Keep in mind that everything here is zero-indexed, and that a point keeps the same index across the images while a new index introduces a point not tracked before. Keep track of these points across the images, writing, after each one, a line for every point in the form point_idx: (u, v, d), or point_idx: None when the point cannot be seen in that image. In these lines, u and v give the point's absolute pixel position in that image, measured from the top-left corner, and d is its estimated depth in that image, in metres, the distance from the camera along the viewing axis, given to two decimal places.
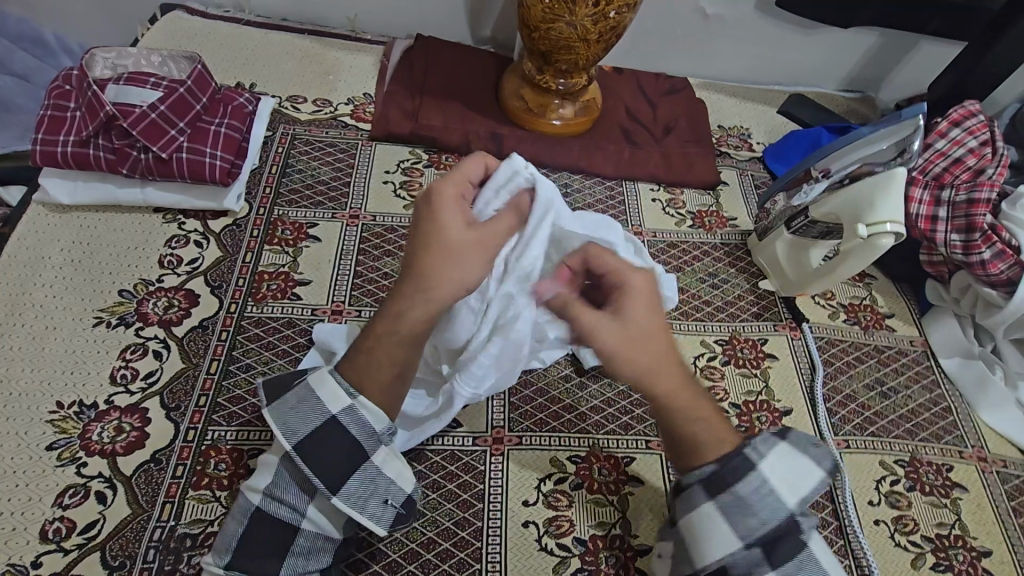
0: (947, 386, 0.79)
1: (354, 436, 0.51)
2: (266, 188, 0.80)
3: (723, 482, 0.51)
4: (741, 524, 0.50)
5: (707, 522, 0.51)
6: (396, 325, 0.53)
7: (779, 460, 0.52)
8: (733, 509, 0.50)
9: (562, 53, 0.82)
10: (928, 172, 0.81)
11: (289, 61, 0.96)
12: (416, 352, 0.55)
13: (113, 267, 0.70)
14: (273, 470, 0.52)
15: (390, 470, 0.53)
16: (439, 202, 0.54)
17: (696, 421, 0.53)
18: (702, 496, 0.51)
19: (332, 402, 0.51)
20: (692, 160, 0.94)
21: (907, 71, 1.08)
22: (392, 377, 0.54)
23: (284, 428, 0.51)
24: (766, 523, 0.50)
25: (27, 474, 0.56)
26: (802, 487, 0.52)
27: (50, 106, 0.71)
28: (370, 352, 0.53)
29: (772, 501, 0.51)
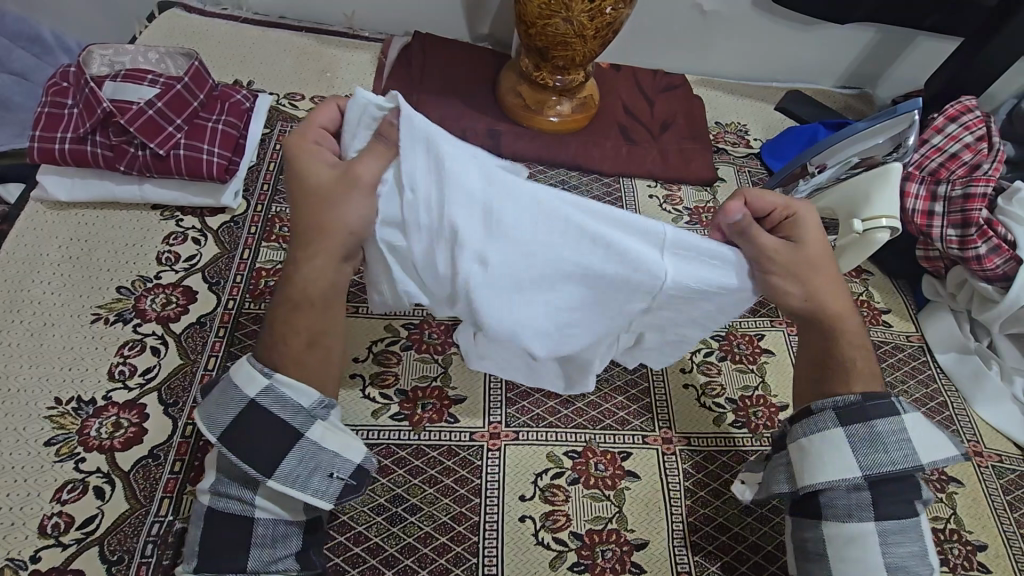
0: (943, 381, 0.79)
1: (277, 416, 0.50)
2: (264, 185, 0.80)
3: (862, 413, 0.54)
4: (868, 456, 0.53)
5: (833, 444, 0.54)
6: (295, 287, 0.53)
7: (920, 423, 0.55)
8: (864, 440, 0.53)
9: (559, 50, 0.82)
10: (924, 168, 0.82)
11: (287, 58, 0.97)
12: (328, 315, 0.54)
13: (111, 264, 0.71)
14: (214, 465, 0.52)
15: (332, 444, 0.52)
16: (301, 156, 0.53)
17: (851, 338, 0.58)
18: (834, 420, 0.55)
19: (249, 384, 0.51)
20: (690, 157, 0.94)
21: (904, 68, 1.08)
22: (307, 345, 0.53)
23: (209, 422, 0.51)
24: (895, 462, 0.53)
25: (26, 469, 0.57)
26: (937, 455, 0.54)
27: (48, 103, 0.72)
28: (285, 322, 0.53)
29: (907, 447, 0.53)
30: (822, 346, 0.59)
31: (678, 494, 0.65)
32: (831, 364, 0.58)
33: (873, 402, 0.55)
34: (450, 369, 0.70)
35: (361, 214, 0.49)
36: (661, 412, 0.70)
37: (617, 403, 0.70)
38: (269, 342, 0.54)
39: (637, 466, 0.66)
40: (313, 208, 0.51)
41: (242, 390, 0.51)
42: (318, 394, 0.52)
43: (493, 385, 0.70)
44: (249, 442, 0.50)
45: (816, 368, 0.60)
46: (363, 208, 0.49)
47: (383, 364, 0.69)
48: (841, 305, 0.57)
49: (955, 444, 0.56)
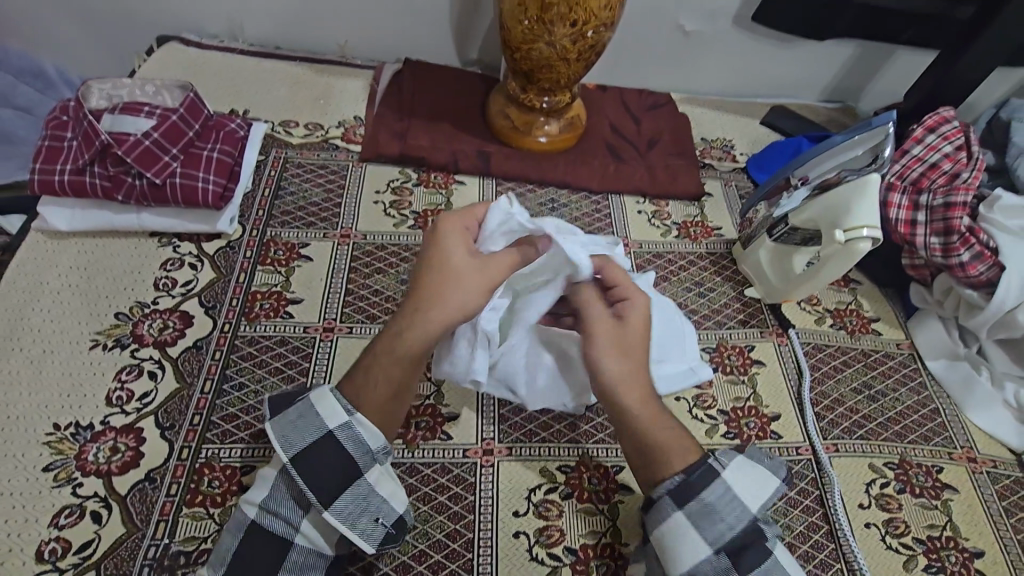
0: (934, 388, 0.80)
1: (349, 452, 0.54)
2: (259, 211, 0.82)
3: (691, 489, 0.54)
4: (709, 530, 0.53)
5: (678, 531, 0.53)
6: (394, 341, 0.58)
7: (741, 468, 0.57)
8: (702, 516, 0.53)
9: (544, 73, 0.85)
10: (906, 178, 0.83)
11: (281, 87, 0.99)
12: (412, 376, 0.58)
13: (110, 291, 0.72)
14: (270, 483, 0.55)
15: (383, 489, 0.55)
16: (449, 236, 0.63)
17: (658, 425, 0.58)
18: (672, 506, 0.54)
19: (330, 418, 0.55)
20: (676, 172, 0.96)
21: (885, 80, 1.11)
22: (391, 395, 0.57)
23: (284, 442, 0.54)
24: (732, 526, 0.53)
25: (24, 495, 0.57)
26: (763, 495, 0.56)
27: (48, 136, 0.74)
28: (371, 367, 0.57)
29: (736, 508, 0.54)
30: (628, 437, 0.59)
31: None
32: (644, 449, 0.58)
33: (697, 475, 0.55)
34: (443, 387, 0.71)
35: (475, 302, 0.59)
36: None
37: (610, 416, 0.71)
38: (354, 381, 0.57)
39: (630, 480, 0.66)
40: (438, 277, 0.60)
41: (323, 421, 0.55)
42: (384, 441, 0.56)
43: (486, 402, 0.70)
44: (316, 473, 0.53)
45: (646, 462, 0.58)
46: (477, 298, 0.59)
47: None
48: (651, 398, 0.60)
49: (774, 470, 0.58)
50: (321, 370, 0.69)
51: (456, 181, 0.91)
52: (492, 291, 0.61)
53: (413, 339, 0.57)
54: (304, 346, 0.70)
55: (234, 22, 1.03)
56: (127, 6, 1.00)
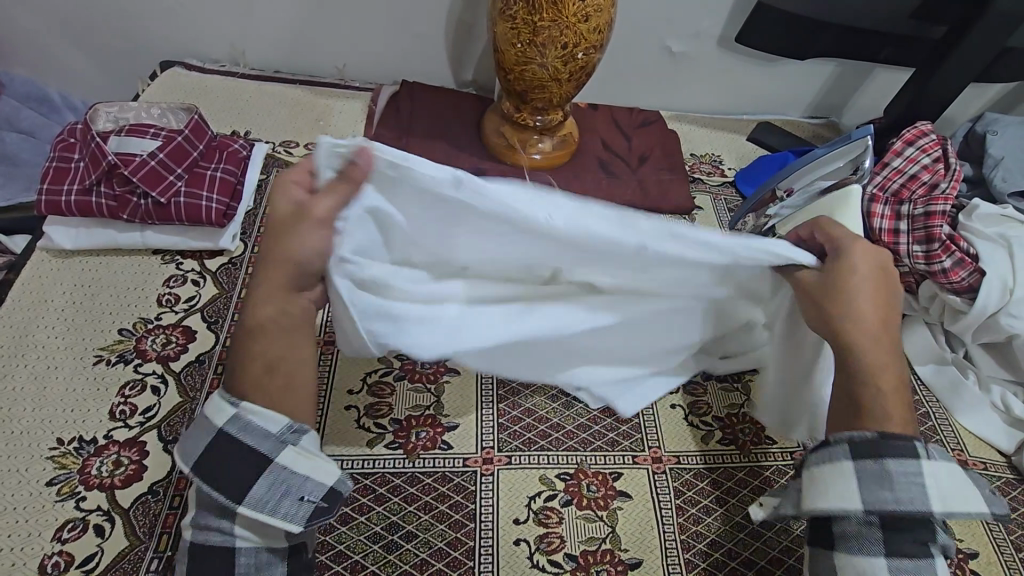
0: (924, 393, 0.81)
1: (244, 441, 0.49)
2: (261, 228, 0.84)
3: (878, 448, 0.51)
4: (871, 492, 0.50)
5: (841, 475, 0.51)
6: (250, 316, 0.53)
7: (949, 472, 0.51)
8: (873, 477, 0.50)
9: (537, 92, 0.88)
10: (887, 189, 0.86)
11: (282, 109, 1.02)
12: (283, 344, 0.53)
13: (113, 308, 0.73)
14: (193, 499, 0.51)
15: (303, 468, 0.50)
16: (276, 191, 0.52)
17: (876, 367, 0.54)
18: (846, 453, 0.52)
19: (216, 415, 0.50)
20: (667, 187, 0.99)
21: (866, 97, 1.15)
22: (264, 369, 0.52)
23: (182, 452, 0.51)
24: (897, 501, 0.49)
25: (28, 509, 0.58)
26: (954, 506, 0.50)
27: (56, 158, 0.76)
28: (240, 351, 0.52)
29: (916, 493, 0.49)
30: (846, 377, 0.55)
31: (671, 512, 0.66)
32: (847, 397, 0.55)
33: (892, 440, 0.51)
34: (443, 398, 0.72)
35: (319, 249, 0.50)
36: (650, 432, 0.72)
37: (607, 424, 0.72)
38: (231, 373, 0.52)
39: (628, 486, 0.67)
40: (274, 241, 0.51)
41: (211, 421, 0.50)
42: (286, 420, 0.51)
43: (485, 412, 0.72)
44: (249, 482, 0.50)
45: (851, 410, 0.55)
46: (317, 241, 0.50)
47: (377, 395, 0.71)
48: (884, 334, 0.55)
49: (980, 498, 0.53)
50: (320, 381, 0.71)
51: None
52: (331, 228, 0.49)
53: (269, 304, 0.53)
54: None
55: (237, 48, 1.06)
56: (132, 33, 1.04)
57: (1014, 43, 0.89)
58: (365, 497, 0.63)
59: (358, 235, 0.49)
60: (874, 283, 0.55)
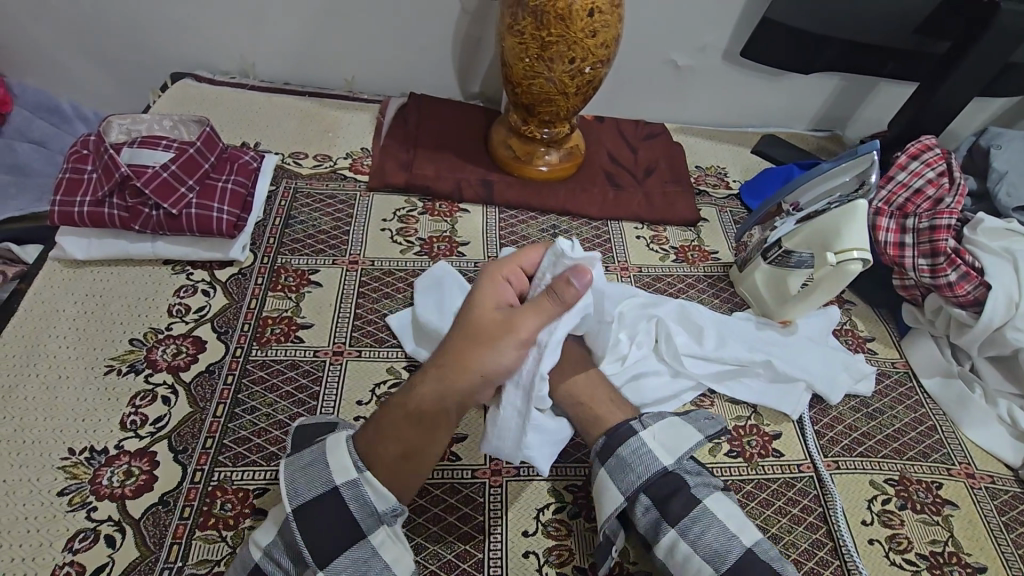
0: (930, 406, 0.81)
1: (353, 511, 0.54)
2: (270, 239, 0.85)
3: (610, 448, 0.63)
4: (623, 480, 0.61)
5: (602, 482, 0.62)
6: (410, 400, 0.58)
7: (662, 428, 0.64)
8: (618, 469, 0.62)
9: (544, 106, 0.89)
10: (892, 203, 0.87)
11: (291, 121, 1.03)
12: (428, 438, 0.57)
13: (124, 318, 0.74)
14: (274, 529, 0.54)
15: (387, 553, 0.53)
16: (487, 288, 0.62)
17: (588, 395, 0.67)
18: (598, 464, 0.63)
19: (339, 473, 0.55)
20: (673, 199, 0.99)
21: (869, 111, 1.16)
22: (400, 457, 0.56)
23: (290, 490, 0.54)
24: (641, 476, 0.60)
25: (38, 520, 0.58)
26: (680, 447, 0.62)
27: (69, 169, 0.76)
28: (386, 427, 0.57)
29: (648, 458, 0.61)
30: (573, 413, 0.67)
31: None
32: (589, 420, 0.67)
33: (615, 435, 0.64)
34: None
35: (511, 361, 0.58)
36: None
37: None
38: (370, 437, 0.57)
39: None
40: (474, 341, 0.58)
41: (331, 475, 0.55)
42: (393, 502, 0.54)
43: None
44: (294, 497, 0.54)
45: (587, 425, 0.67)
46: (511, 357, 0.58)
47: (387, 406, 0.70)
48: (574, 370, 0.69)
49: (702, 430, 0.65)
50: (331, 392, 0.70)
51: (461, 209, 0.94)
52: (528, 346, 0.58)
53: (434, 396, 0.58)
54: (315, 370, 0.72)
55: (247, 59, 1.07)
56: (144, 45, 1.05)
57: (1016, 58, 0.90)
58: None
59: (551, 350, 0.58)
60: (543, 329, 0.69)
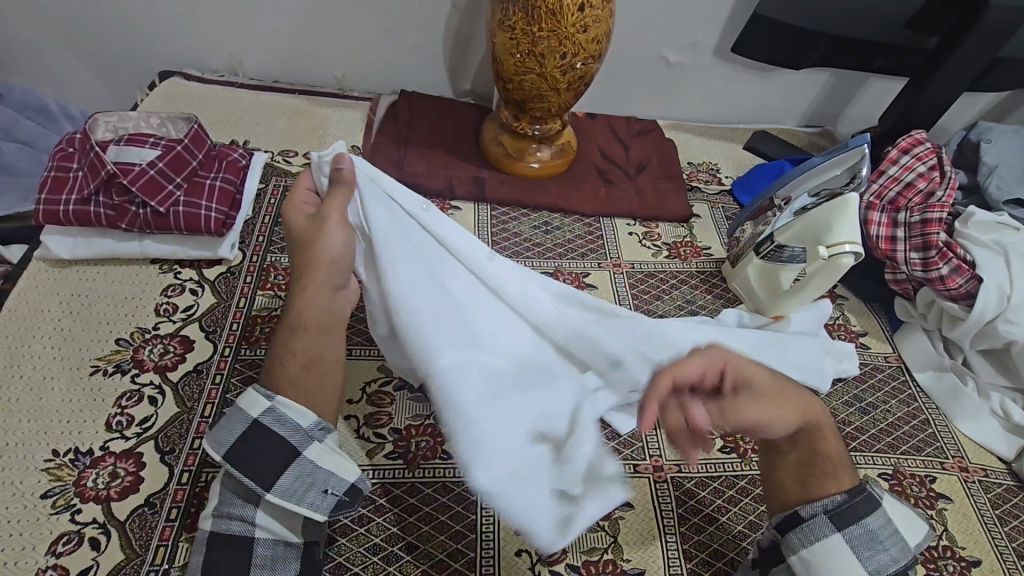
0: (923, 399, 0.81)
1: (278, 434, 0.54)
2: (259, 237, 0.84)
3: (854, 514, 0.55)
4: (865, 557, 0.54)
5: (838, 552, 0.54)
6: (292, 318, 0.60)
7: (897, 507, 0.58)
8: (863, 542, 0.54)
9: (534, 102, 0.88)
10: (883, 197, 0.86)
11: (281, 119, 1.02)
12: (325, 343, 0.60)
13: (110, 317, 0.73)
14: (218, 488, 0.54)
15: (328, 463, 0.55)
16: (288, 213, 0.63)
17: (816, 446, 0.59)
18: (831, 527, 0.55)
19: (252, 407, 0.54)
20: (665, 196, 0.99)
21: (860, 106, 1.16)
22: (304, 367, 0.58)
23: (214, 443, 0.54)
24: (895, 560, 0.54)
25: (21, 523, 0.57)
26: (910, 537, 0.57)
27: (54, 167, 0.75)
28: (279, 352, 0.59)
29: (899, 540, 0.55)
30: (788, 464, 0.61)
31: (672, 521, 0.66)
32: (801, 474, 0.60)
33: (861, 499, 0.56)
34: None
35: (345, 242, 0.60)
36: (651, 441, 0.72)
37: (608, 433, 0.72)
38: (269, 376, 0.58)
39: (630, 495, 0.67)
40: (303, 251, 0.60)
41: (245, 412, 0.55)
42: (315, 417, 0.56)
43: None
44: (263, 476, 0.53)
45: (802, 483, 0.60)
46: (340, 238, 0.60)
47: (377, 405, 0.71)
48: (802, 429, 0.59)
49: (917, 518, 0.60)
50: None
51: (452, 207, 0.93)
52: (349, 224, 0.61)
53: (308, 306, 0.60)
54: None
55: (235, 57, 1.06)
56: (131, 43, 1.04)
57: (1005, 53, 0.90)
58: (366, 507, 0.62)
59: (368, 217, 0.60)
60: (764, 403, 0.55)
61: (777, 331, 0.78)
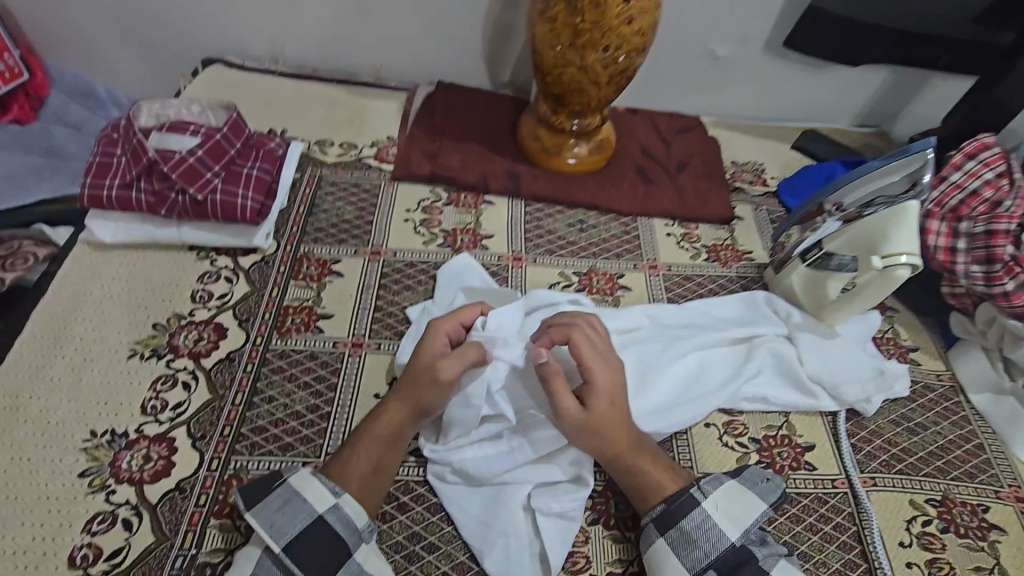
0: (978, 422, 0.76)
1: (337, 533, 0.54)
2: (294, 226, 0.84)
3: (671, 518, 0.58)
4: (689, 556, 0.56)
5: (662, 555, 0.57)
6: (375, 427, 0.61)
7: (725, 497, 0.59)
8: (681, 541, 0.57)
9: (574, 95, 0.86)
10: (944, 205, 0.80)
11: (318, 108, 1.02)
12: (396, 457, 0.60)
13: (149, 302, 0.74)
14: (253, 565, 0.52)
15: (372, 566, 0.54)
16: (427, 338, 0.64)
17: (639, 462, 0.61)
18: (654, 533, 0.58)
19: (319, 502, 0.55)
20: (707, 196, 0.95)
21: (920, 106, 1.10)
22: (372, 473, 0.59)
23: (272, 531, 0.53)
24: (708, 555, 0.56)
25: (60, 500, 0.58)
26: (745, 521, 0.58)
27: (100, 153, 0.77)
28: (355, 456, 0.60)
29: (714, 534, 0.56)
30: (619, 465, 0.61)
31: None
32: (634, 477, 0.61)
33: (676, 504, 0.58)
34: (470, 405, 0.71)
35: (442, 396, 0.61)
36: (682, 454, 0.69)
37: None
38: (337, 463, 0.59)
39: None
40: (410, 384, 0.62)
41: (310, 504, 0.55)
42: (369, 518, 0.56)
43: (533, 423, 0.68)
44: None
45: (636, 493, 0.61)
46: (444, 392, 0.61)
47: None
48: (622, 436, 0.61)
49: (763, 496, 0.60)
50: (349, 384, 0.69)
51: (486, 201, 0.92)
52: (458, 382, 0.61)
53: (394, 420, 0.61)
54: (333, 361, 0.71)
55: (276, 45, 1.07)
56: (176, 29, 1.05)
57: None
58: (387, 504, 0.62)
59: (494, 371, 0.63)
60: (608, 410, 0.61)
61: (823, 338, 0.76)
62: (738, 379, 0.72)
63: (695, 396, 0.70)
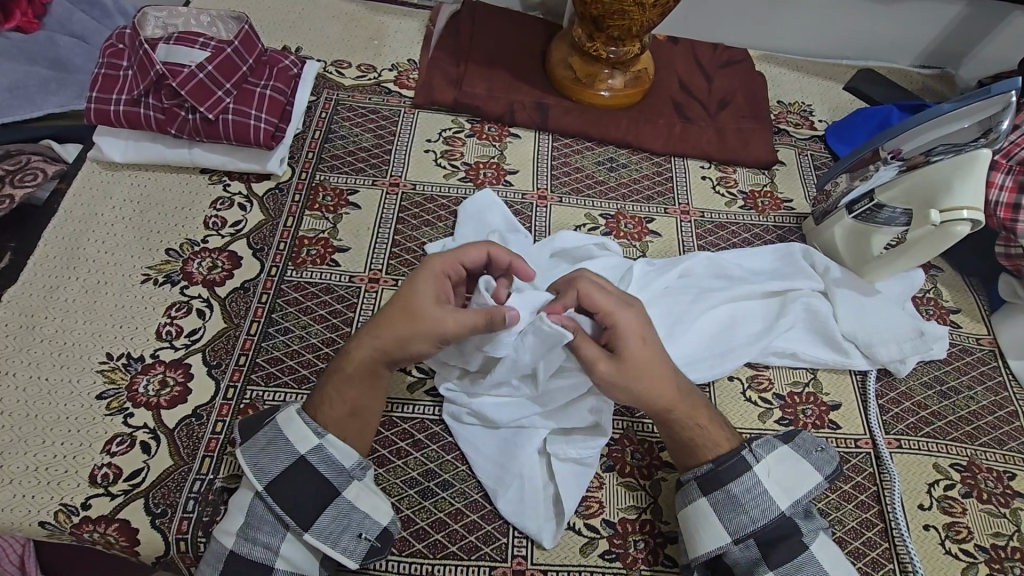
0: (1014, 389, 0.73)
1: (322, 475, 0.53)
2: (309, 152, 0.80)
3: (718, 479, 0.55)
4: (731, 521, 0.54)
5: (700, 517, 0.55)
6: (345, 363, 0.57)
7: (777, 463, 0.56)
8: (726, 505, 0.55)
9: (613, 19, 0.78)
10: (1013, 156, 0.74)
11: (335, 25, 0.95)
12: (374, 396, 0.57)
13: (161, 225, 0.72)
14: (245, 509, 0.52)
15: (363, 504, 0.53)
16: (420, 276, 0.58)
17: (692, 424, 0.58)
18: (698, 492, 0.56)
19: (299, 441, 0.53)
20: (748, 137, 0.89)
21: (991, 46, 0.99)
22: (349, 413, 0.55)
23: (255, 469, 0.53)
24: (756, 521, 0.54)
25: (79, 420, 0.59)
26: (797, 490, 0.55)
27: (105, 64, 0.72)
28: (328, 392, 0.56)
29: (764, 501, 0.54)
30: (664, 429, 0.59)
31: None
32: (685, 439, 0.58)
33: (725, 467, 0.55)
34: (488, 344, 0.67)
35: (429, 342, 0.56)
36: None
37: None
38: (317, 398, 0.56)
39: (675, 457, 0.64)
40: (386, 320, 0.57)
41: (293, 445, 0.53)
42: (358, 456, 0.54)
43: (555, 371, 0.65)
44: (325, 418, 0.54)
45: (682, 449, 0.58)
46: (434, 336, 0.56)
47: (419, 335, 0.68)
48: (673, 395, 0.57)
49: (818, 465, 0.57)
50: (364, 320, 0.67)
51: (511, 134, 0.86)
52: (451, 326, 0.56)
53: (364, 355, 0.57)
54: (350, 296, 0.69)
55: None
56: None
57: None
58: (404, 441, 0.62)
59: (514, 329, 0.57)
60: (654, 367, 0.56)
61: (862, 295, 0.72)
62: (769, 332, 0.69)
63: (723, 350, 0.68)
